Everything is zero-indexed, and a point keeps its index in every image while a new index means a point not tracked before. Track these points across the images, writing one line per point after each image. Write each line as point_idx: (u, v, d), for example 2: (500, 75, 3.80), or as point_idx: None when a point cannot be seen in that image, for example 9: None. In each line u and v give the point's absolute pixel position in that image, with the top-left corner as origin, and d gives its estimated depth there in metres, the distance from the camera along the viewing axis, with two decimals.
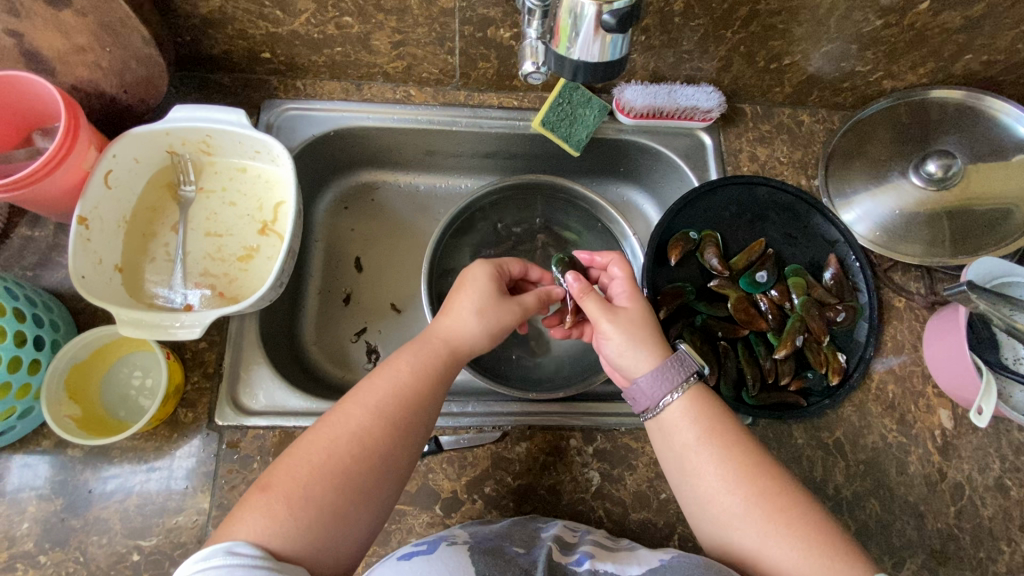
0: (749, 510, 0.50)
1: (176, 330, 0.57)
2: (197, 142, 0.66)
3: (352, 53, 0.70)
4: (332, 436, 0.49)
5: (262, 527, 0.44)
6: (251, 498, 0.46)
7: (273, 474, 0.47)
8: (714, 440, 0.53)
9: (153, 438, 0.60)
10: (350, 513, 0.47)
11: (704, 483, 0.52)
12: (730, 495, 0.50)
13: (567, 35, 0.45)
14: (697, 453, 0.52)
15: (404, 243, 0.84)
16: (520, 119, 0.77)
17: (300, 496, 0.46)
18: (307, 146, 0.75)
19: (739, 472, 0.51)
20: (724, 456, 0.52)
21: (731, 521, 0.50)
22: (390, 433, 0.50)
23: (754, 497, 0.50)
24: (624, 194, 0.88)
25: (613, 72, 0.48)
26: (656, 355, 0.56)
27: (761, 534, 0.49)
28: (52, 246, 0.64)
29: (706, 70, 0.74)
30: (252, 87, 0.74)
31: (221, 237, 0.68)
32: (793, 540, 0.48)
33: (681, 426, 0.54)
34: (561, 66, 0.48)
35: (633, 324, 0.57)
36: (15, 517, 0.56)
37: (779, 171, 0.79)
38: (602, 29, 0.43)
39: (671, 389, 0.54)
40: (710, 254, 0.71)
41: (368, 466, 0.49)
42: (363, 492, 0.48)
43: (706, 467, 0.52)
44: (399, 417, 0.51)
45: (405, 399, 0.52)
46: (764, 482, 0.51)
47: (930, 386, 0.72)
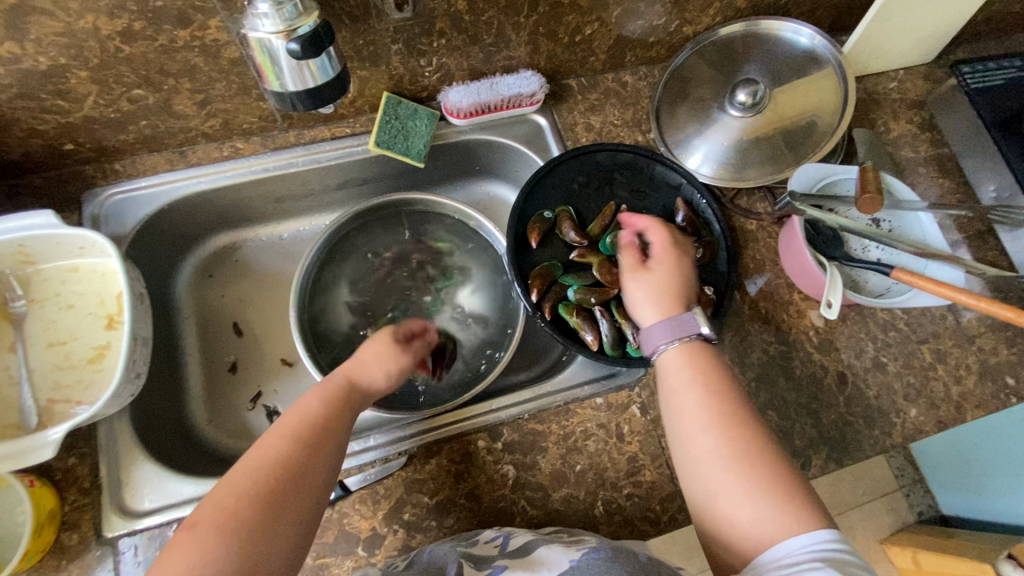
0: (730, 466, 0.50)
1: (30, 456, 0.54)
2: (12, 254, 0.62)
3: (160, 123, 0.68)
4: (249, 467, 0.48)
5: (187, 565, 0.42)
6: (179, 540, 0.44)
7: (201, 512, 0.46)
8: (714, 378, 0.56)
9: (39, 574, 0.56)
10: (270, 536, 0.45)
11: (688, 424, 0.54)
12: (705, 450, 0.52)
13: (272, 71, 0.52)
14: (687, 414, 0.55)
15: (282, 294, 0.83)
16: (357, 145, 0.76)
17: (226, 526, 0.44)
18: (143, 227, 0.72)
19: (716, 428, 0.53)
20: (707, 398, 0.54)
21: (717, 479, 0.51)
22: (307, 454, 0.51)
23: (735, 458, 0.51)
24: (487, 190, 0.89)
25: (325, 95, 0.55)
26: (671, 311, 0.61)
27: (721, 479, 0.50)
28: None
29: (519, 56, 0.76)
30: (67, 181, 0.70)
31: (65, 344, 0.64)
32: (757, 501, 0.48)
33: (682, 378, 0.57)
34: (281, 99, 0.55)
35: (665, 282, 0.63)
36: None
37: (616, 133, 0.82)
38: (297, 57, 0.51)
39: (675, 336, 0.58)
40: (567, 228, 0.73)
41: (289, 487, 0.48)
42: (284, 514, 0.47)
43: (694, 409, 0.54)
44: (309, 442, 0.52)
45: (320, 425, 0.54)
46: (735, 426, 0.53)
47: (797, 293, 0.77)
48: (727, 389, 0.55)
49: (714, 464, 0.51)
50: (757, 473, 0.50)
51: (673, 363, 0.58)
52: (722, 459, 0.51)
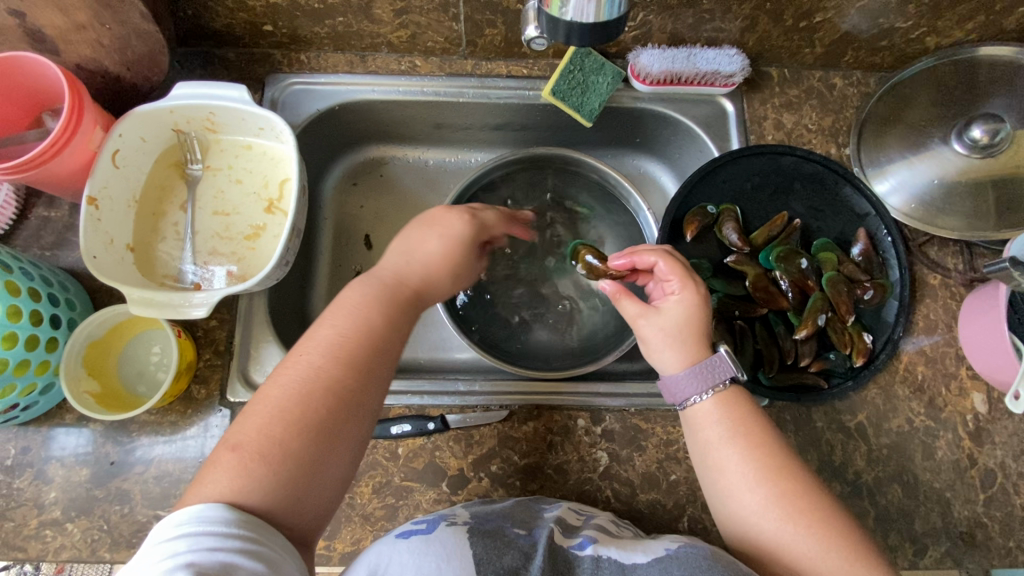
0: (768, 511, 0.49)
1: (186, 309, 0.57)
2: (202, 120, 0.65)
3: (354, 23, 0.68)
4: (295, 387, 0.47)
5: (232, 487, 0.42)
6: (219, 459, 0.44)
7: (242, 433, 0.45)
8: (745, 430, 0.52)
9: (169, 414, 0.62)
10: (321, 463, 0.45)
11: (730, 480, 0.51)
12: (746, 500, 0.50)
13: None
14: (717, 456, 0.52)
15: (415, 218, 0.83)
16: (530, 88, 0.73)
17: (270, 451, 0.44)
18: (312, 121, 0.73)
19: (763, 471, 0.50)
20: (749, 455, 0.51)
21: (751, 519, 0.50)
22: (354, 377, 0.48)
23: (776, 496, 0.49)
24: (640, 165, 0.83)
25: (612, 32, 0.45)
26: (691, 355, 0.55)
27: (781, 531, 0.48)
28: (67, 226, 0.66)
29: (729, 30, 0.69)
30: (256, 61, 0.72)
31: (228, 215, 0.68)
32: (809, 546, 0.47)
33: (708, 422, 0.53)
34: (553, 29, 0.45)
35: (670, 326, 0.56)
36: (43, 486, 0.60)
37: (807, 139, 0.74)
38: None
39: (705, 389, 0.54)
40: (729, 229, 0.68)
41: (336, 416, 0.46)
42: (333, 442, 0.46)
43: (728, 463, 0.51)
44: (355, 356, 0.49)
45: (370, 343, 0.50)
46: (793, 477, 0.50)
47: (964, 367, 0.68)
48: (770, 444, 0.52)
49: (772, 519, 0.49)
50: (818, 525, 0.48)
51: (701, 409, 0.54)
52: (777, 515, 0.49)
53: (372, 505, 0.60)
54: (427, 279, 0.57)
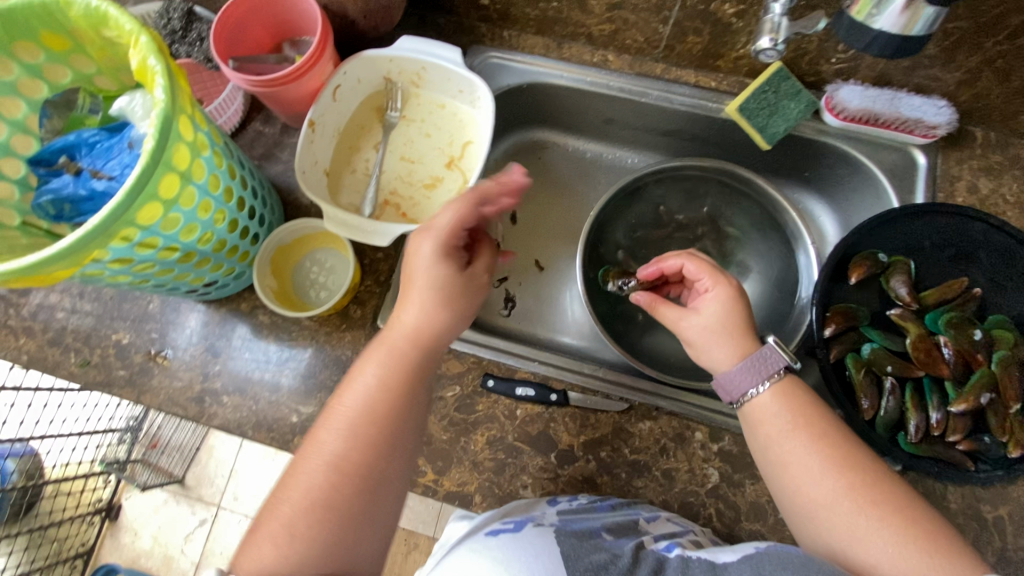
0: (839, 503, 0.47)
1: (368, 235, 0.63)
2: (412, 73, 0.72)
3: (564, 11, 0.72)
4: (317, 467, 0.46)
5: (269, 564, 0.43)
6: (257, 540, 0.44)
7: (273, 514, 0.45)
8: (810, 424, 0.51)
9: (324, 324, 0.69)
10: (352, 539, 0.45)
11: (795, 471, 0.49)
12: (814, 489, 0.48)
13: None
14: (781, 448, 0.51)
15: (562, 204, 0.87)
16: (713, 101, 0.74)
17: (294, 531, 0.44)
18: (501, 94, 0.78)
19: (831, 461, 0.48)
20: (816, 446, 0.49)
21: (820, 509, 0.48)
22: (370, 452, 0.47)
23: (848, 484, 0.47)
24: (800, 200, 0.82)
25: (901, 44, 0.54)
26: (741, 347, 0.55)
27: (854, 525, 0.46)
28: (276, 142, 0.75)
29: (945, 80, 0.66)
30: (464, 31, 0.79)
31: (412, 163, 0.74)
32: (886, 540, 0.45)
33: (768, 416, 0.52)
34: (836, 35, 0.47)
35: (713, 324, 0.56)
36: (211, 359, 0.68)
37: (1002, 210, 0.69)
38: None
39: (761, 381, 0.53)
40: (898, 282, 0.65)
41: (357, 495, 0.46)
42: (361, 516, 0.46)
43: (794, 456, 0.50)
44: (375, 429, 0.48)
45: (379, 412, 0.49)
46: (861, 470, 0.48)
47: None
48: (832, 433, 0.50)
49: (843, 511, 0.47)
50: (894, 520, 0.45)
51: (761, 406, 0.53)
52: (850, 506, 0.47)
53: (483, 455, 0.63)
54: (430, 330, 0.52)
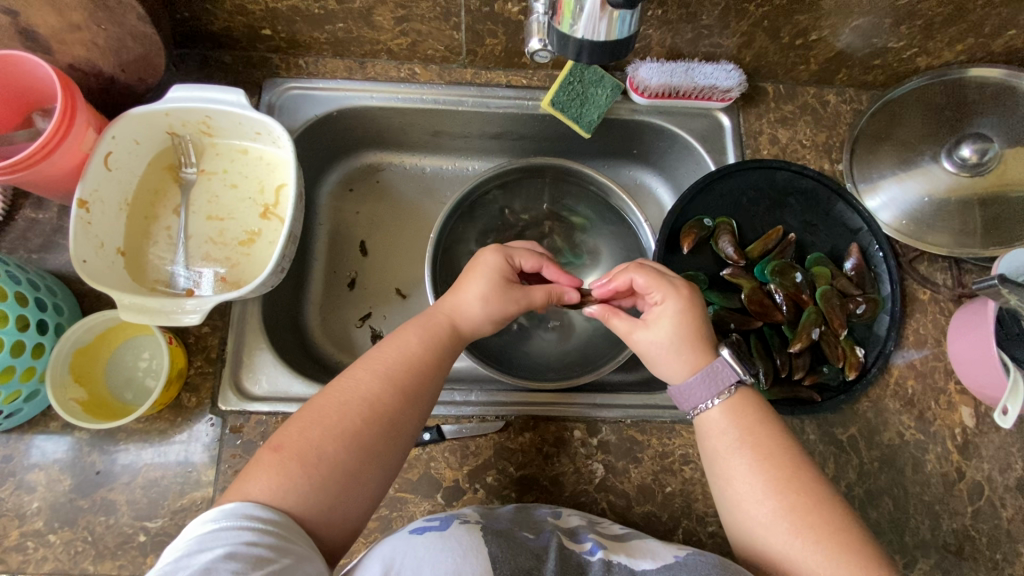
0: (776, 523, 0.48)
1: (179, 316, 0.56)
2: (197, 123, 0.64)
3: (354, 30, 0.67)
4: (354, 390, 0.50)
5: (271, 485, 0.45)
6: (263, 458, 0.46)
7: (284, 436, 0.48)
8: (769, 450, 0.51)
9: (157, 422, 0.61)
10: (356, 478, 0.47)
11: (738, 490, 0.51)
12: (754, 510, 0.50)
13: (570, 11, 0.43)
14: (727, 466, 0.52)
15: (409, 225, 0.83)
16: (530, 98, 0.73)
17: (310, 454, 0.46)
18: (309, 126, 0.73)
19: (771, 482, 0.50)
20: (757, 466, 0.51)
21: (759, 527, 0.49)
22: (397, 401, 0.51)
23: (786, 507, 0.49)
24: (636, 176, 0.84)
25: (622, 51, 0.45)
26: (694, 362, 0.55)
27: (789, 546, 0.47)
28: (56, 228, 0.64)
29: (727, 46, 0.69)
30: (254, 65, 0.72)
31: (223, 220, 0.67)
32: (818, 558, 0.46)
33: (716, 432, 0.54)
34: (563, 46, 0.45)
35: (667, 337, 0.56)
36: (24, 497, 0.58)
37: (801, 155, 0.75)
38: (608, 6, 0.41)
39: (716, 394, 0.54)
40: (726, 242, 0.68)
41: (373, 436, 0.49)
42: (372, 454, 0.48)
43: (738, 474, 0.51)
44: (406, 389, 0.52)
45: (417, 371, 0.53)
46: (802, 489, 0.49)
47: (952, 382, 0.69)
48: (779, 456, 0.51)
49: (781, 532, 0.48)
50: (826, 540, 0.47)
51: (712, 422, 0.54)
52: (787, 527, 0.48)
53: None
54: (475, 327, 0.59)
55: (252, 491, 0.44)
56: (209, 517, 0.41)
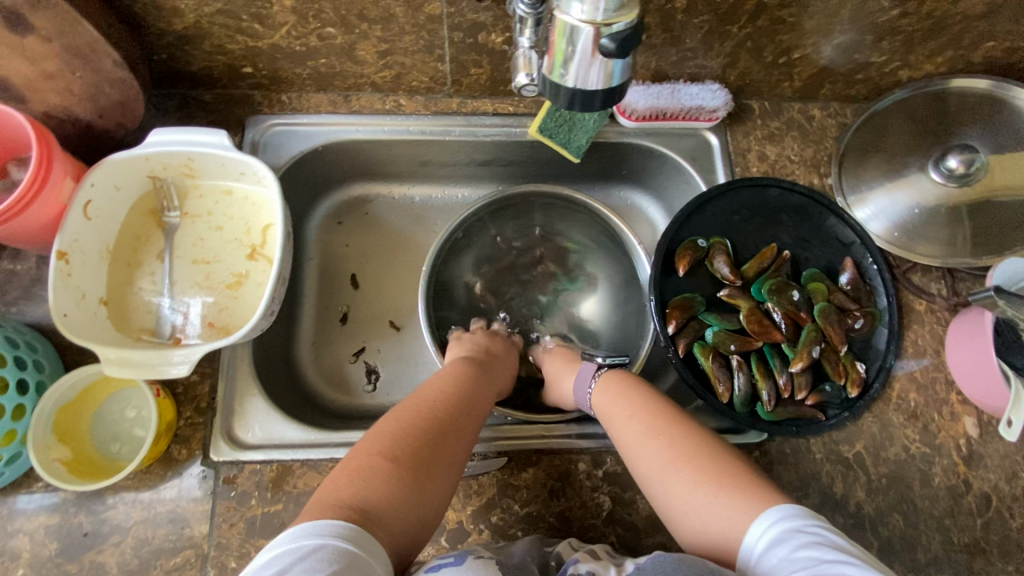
0: (669, 465, 0.51)
1: (167, 369, 0.54)
2: (179, 165, 0.63)
3: (337, 65, 0.67)
4: (430, 406, 0.55)
5: (377, 485, 0.46)
6: (363, 461, 0.47)
7: (381, 443, 0.49)
8: (642, 407, 0.57)
9: (147, 477, 0.58)
10: (442, 484, 0.50)
11: (633, 446, 0.55)
12: (650, 457, 0.53)
13: (561, 56, 0.39)
14: (622, 429, 0.56)
15: (401, 256, 0.81)
16: (517, 126, 0.73)
17: (410, 456, 0.49)
18: (295, 163, 0.71)
19: (658, 430, 0.54)
20: (646, 420, 0.55)
21: (657, 475, 0.52)
22: (466, 417, 0.56)
23: (667, 446, 0.52)
24: (627, 197, 0.84)
25: (614, 97, 0.42)
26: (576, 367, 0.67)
27: (674, 480, 0.50)
28: (35, 280, 0.62)
29: (711, 67, 0.70)
30: (235, 103, 0.70)
31: (209, 264, 0.65)
32: (707, 492, 0.48)
33: (609, 403, 0.60)
34: (553, 91, 0.42)
35: (559, 358, 0.70)
36: (8, 564, 0.55)
37: (790, 170, 0.75)
38: (601, 53, 0.37)
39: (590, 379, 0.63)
40: (720, 262, 0.68)
41: (455, 447, 0.52)
42: (453, 463, 0.52)
43: (630, 430, 0.56)
44: (470, 407, 0.57)
45: (474, 393, 0.59)
46: (682, 435, 0.53)
47: (954, 392, 0.69)
48: (663, 413, 0.56)
49: (667, 469, 0.51)
50: (709, 471, 0.49)
51: (603, 401, 0.60)
52: (669, 462, 0.51)
53: None
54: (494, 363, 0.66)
55: (358, 491, 0.45)
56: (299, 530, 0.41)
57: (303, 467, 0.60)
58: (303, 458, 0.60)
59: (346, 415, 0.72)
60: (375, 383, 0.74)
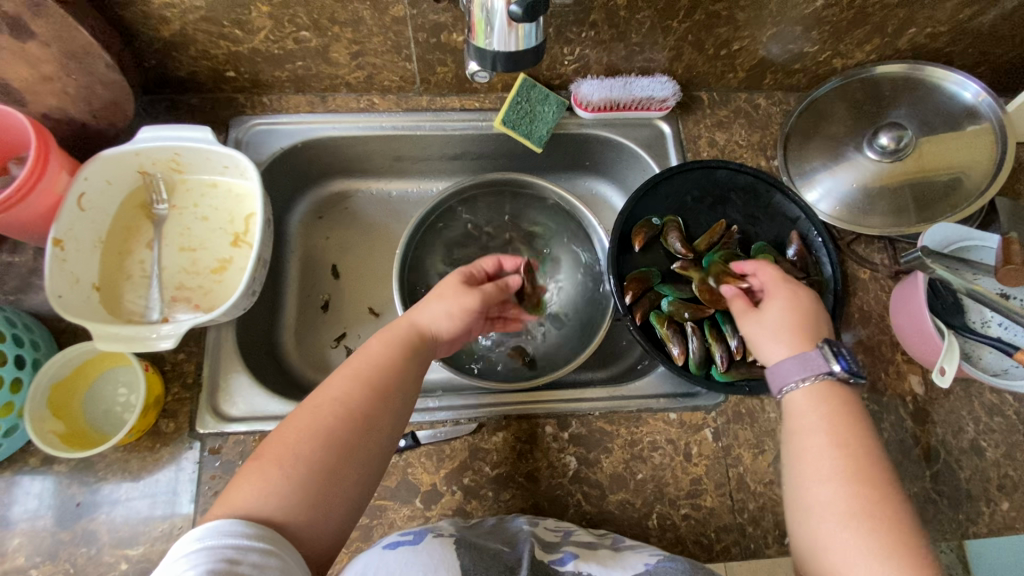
0: (845, 511, 0.47)
1: (154, 342, 0.58)
2: (167, 161, 0.68)
3: (313, 66, 0.72)
4: (337, 397, 0.52)
5: (258, 493, 0.46)
6: (250, 468, 0.48)
7: (273, 446, 0.49)
8: (853, 437, 0.51)
9: (136, 450, 0.62)
10: (344, 479, 0.49)
11: (805, 471, 0.51)
12: (820, 494, 0.49)
13: (483, 28, 0.48)
14: (807, 447, 0.52)
15: (379, 246, 0.86)
16: (483, 120, 0.79)
17: (295, 462, 0.48)
18: (276, 159, 0.76)
19: (841, 467, 0.49)
20: (839, 451, 0.50)
21: (818, 510, 0.49)
22: (376, 401, 0.53)
23: (844, 491, 0.48)
24: (591, 186, 0.89)
25: (531, 60, 0.50)
26: (801, 347, 0.57)
27: (840, 528, 0.47)
28: (32, 270, 0.66)
29: (659, 60, 0.76)
30: (220, 105, 0.76)
31: (195, 251, 0.70)
32: (867, 551, 0.45)
33: (805, 411, 0.53)
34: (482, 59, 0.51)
35: (781, 322, 0.59)
36: (4, 534, 0.58)
37: (739, 154, 0.81)
38: (514, 22, 0.46)
39: (812, 376, 0.54)
40: (673, 238, 0.73)
41: (359, 438, 0.51)
42: (359, 454, 0.51)
43: (820, 454, 0.51)
44: (383, 388, 0.54)
45: (391, 371, 0.56)
46: (873, 483, 0.48)
47: (900, 353, 0.73)
48: (858, 449, 0.50)
49: (835, 512, 0.48)
50: (882, 534, 0.45)
51: (800, 403, 0.54)
52: (843, 509, 0.47)
53: None
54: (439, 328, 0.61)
55: (238, 501, 0.46)
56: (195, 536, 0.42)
57: None
58: None
59: None
60: None
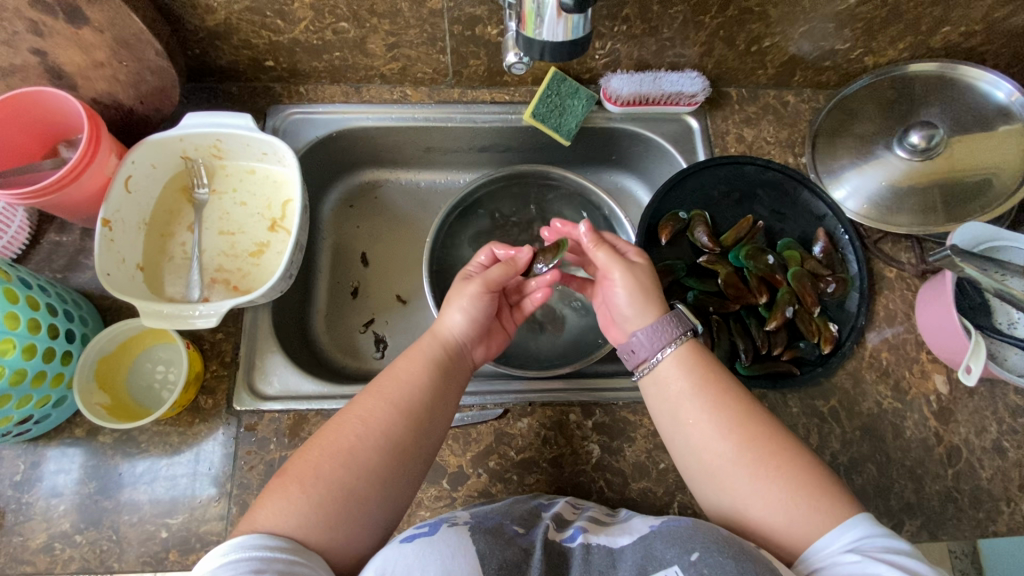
0: (740, 457, 0.52)
1: (195, 319, 0.60)
2: (208, 146, 0.70)
3: (349, 57, 0.74)
4: (364, 422, 0.53)
5: (283, 511, 0.47)
6: (274, 487, 0.49)
7: (297, 466, 0.50)
8: (713, 388, 0.56)
9: (176, 424, 0.64)
10: (368, 505, 0.50)
11: (696, 434, 0.55)
12: (717, 449, 0.53)
13: (533, 19, 0.49)
14: (685, 411, 0.56)
15: (407, 235, 0.88)
16: (513, 112, 0.80)
17: (320, 484, 0.49)
18: (311, 147, 0.79)
19: (729, 420, 0.54)
20: (712, 407, 0.55)
21: (725, 467, 0.53)
22: (404, 426, 0.54)
23: (741, 441, 0.53)
24: (617, 180, 0.90)
25: (579, 49, 0.51)
26: (654, 312, 0.60)
27: (750, 482, 0.51)
28: (79, 249, 0.69)
29: (689, 55, 0.76)
30: (258, 94, 0.78)
31: (233, 235, 0.72)
32: (773, 489, 0.50)
33: (673, 377, 0.58)
34: (531, 48, 0.52)
35: (636, 282, 0.61)
36: (51, 501, 0.61)
37: (766, 150, 0.81)
38: (564, 12, 0.47)
39: (670, 341, 0.58)
40: (700, 232, 0.73)
41: (384, 464, 0.51)
42: (384, 481, 0.51)
43: (697, 416, 0.55)
44: (412, 414, 0.54)
45: (419, 395, 0.56)
46: (751, 423, 0.54)
47: (924, 351, 0.73)
48: (727, 399, 0.56)
49: (739, 466, 0.52)
50: (782, 464, 0.52)
51: (671, 371, 0.58)
52: (745, 461, 0.52)
53: None
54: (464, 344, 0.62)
55: (262, 520, 0.47)
56: (221, 550, 0.43)
57: (317, 416, 0.66)
58: (317, 407, 0.66)
59: (357, 377, 0.78)
60: (383, 350, 0.80)
